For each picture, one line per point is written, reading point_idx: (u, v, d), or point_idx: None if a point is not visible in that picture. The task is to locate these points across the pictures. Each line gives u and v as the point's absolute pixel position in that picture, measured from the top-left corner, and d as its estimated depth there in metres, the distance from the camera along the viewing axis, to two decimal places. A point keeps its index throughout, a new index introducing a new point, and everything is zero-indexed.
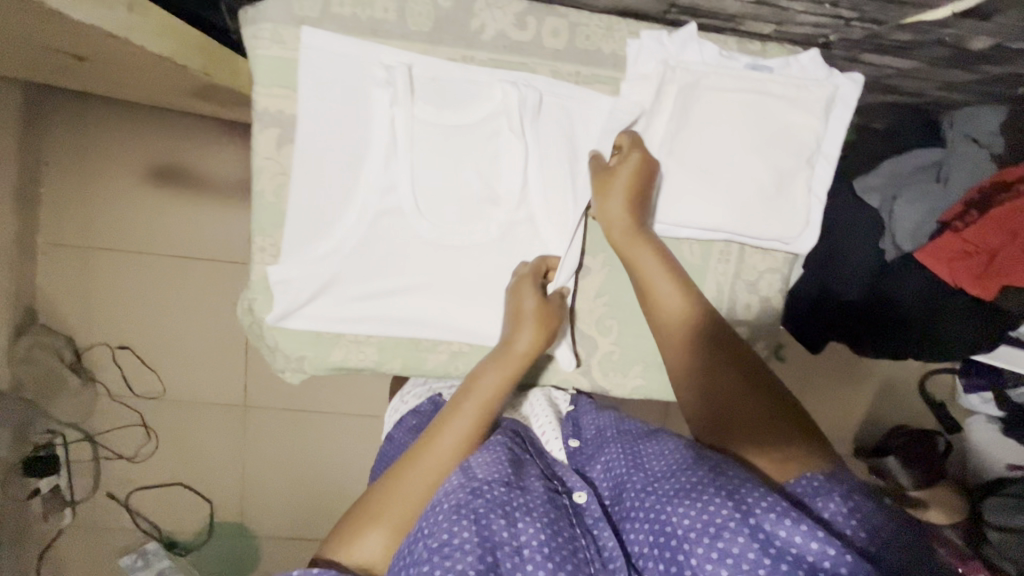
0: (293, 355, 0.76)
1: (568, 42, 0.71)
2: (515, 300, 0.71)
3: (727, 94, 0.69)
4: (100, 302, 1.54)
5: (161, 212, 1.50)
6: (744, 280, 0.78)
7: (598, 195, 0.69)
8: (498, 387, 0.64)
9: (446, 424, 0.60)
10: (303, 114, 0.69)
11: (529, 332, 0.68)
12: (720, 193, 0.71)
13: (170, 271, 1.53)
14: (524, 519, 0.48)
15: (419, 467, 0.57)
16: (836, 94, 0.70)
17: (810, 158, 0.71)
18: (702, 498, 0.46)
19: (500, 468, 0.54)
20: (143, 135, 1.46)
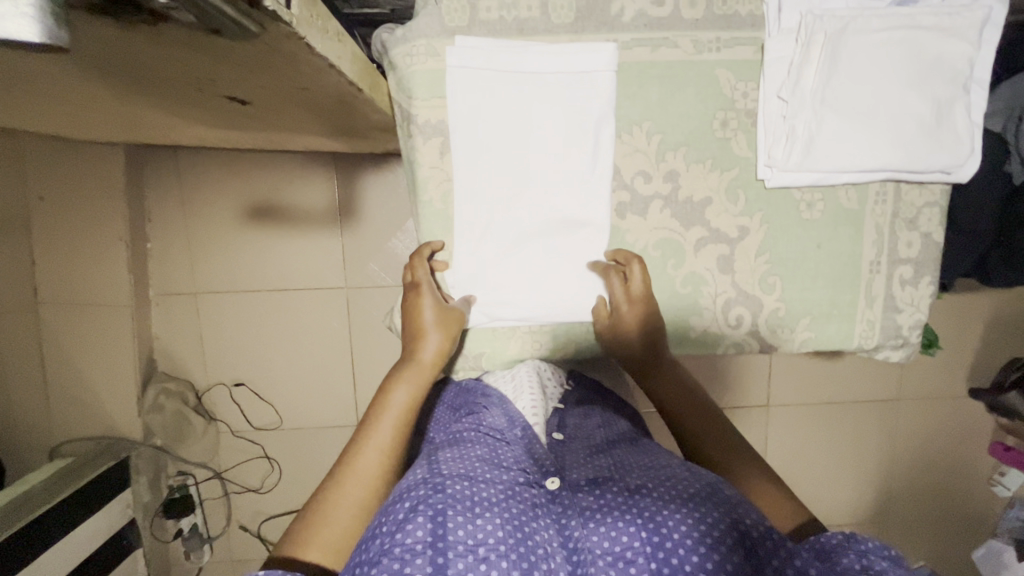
0: (472, 354, 0.81)
1: (706, 9, 0.72)
2: (415, 314, 0.73)
3: (876, 35, 0.70)
4: (212, 344, 1.60)
5: (259, 249, 1.56)
6: (903, 218, 0.79)
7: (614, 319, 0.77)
8: (411, 398, 0.67)
9: (367, 438, 0.62)
10: (465, 120, 0.73)
11: (436, 338, 0.72)
12: (876, 134, 0.72)
13: (274, 304, 1.59)
14: (484, 517, 0.53)
15: (351, 483, 0.59)
16: (987, 16, 0.69)
17: (965, 84, 0.71)
18: (700, 510, 0.55)
19: (472, 468, 0.60)
20: (233, 179, 1.53)
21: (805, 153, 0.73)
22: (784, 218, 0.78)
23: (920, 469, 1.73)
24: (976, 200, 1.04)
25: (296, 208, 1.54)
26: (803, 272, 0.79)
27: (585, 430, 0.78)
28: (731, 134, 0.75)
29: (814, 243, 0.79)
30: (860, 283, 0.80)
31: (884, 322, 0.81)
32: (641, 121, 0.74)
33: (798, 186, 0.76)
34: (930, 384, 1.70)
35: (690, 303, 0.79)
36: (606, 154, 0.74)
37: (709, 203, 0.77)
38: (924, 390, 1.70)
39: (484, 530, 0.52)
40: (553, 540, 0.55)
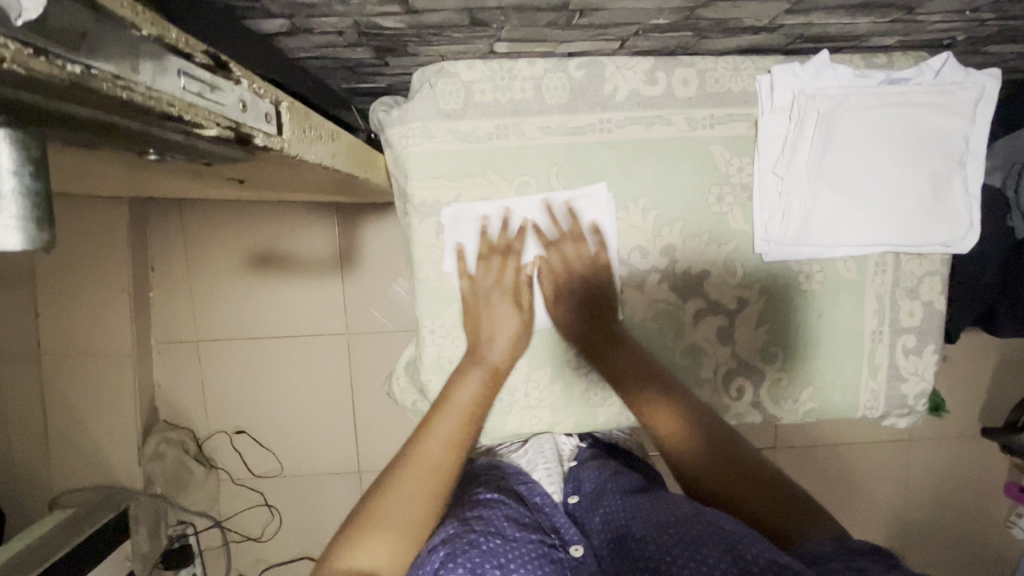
0: None
1: (698, 88, 0.73)
2: (474, 319, 0.75)
3: (869, 112, 0.70)
4: (214, 391, 1.60)
5: (261, 296, 1.57)
6: (904, 288, 0.78)
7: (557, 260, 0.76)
8: (476, 391, 0.71)
9: (432, 429, 0.67)
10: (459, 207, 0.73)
11: (507, 334, 0.74)
12: (875, 211, 0.72)
13: (277, 351, 1.59)
14: (517, 572, 0.53)
15: (421, 471, 0.62)
16: (979, 90, 0.70)
17: (962, 158, 0.71)
18: (704, 555, 0.53)
19: (499, 522, 0.60)
20: (237, 228, 1.55)
21: (802, 228, 0.73)
22: (784, 291, 0.77)
23: (936, 511, 1.69)
24: (981, 254, 1.03)
25: (299, 256, 1.56)
26: (803, 343, 0.78)
27: (596, 476, 0.74)
28: (727, 208, 0.75)
29: (817, 313, 0.78)
30: (863, 352, 0.79)
31: (889, 391, 0.80)
32: (637, 196, 0.75)
33: (797, 259, 0.76)
34: (940, 423, 1.66)
35: (690, 376, 0.78)
36: (605, 211, 0.74)
37: (706, 276, 0.76)
38: (935, 430, 1.67)
39: None
40: None
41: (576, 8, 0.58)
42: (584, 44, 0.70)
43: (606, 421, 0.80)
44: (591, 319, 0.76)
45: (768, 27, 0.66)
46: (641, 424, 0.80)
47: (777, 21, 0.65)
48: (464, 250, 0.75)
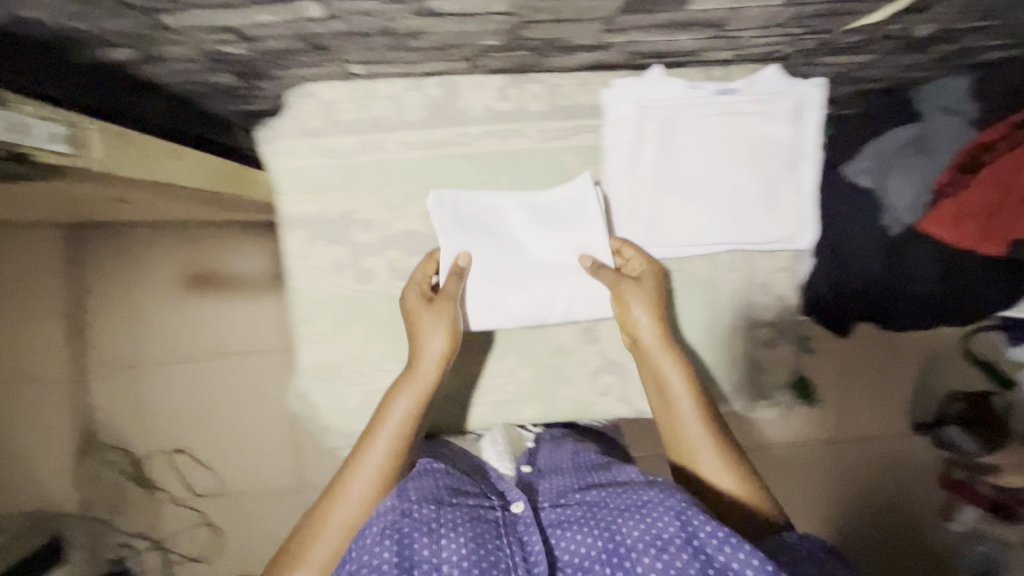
0: (347, 433, 0.82)
1: (549, 103, 0.78)
2: (421, 334, 0.70)
3: (700, 122, 0.76)
4: (112, 412, 1.38)
5: (189, 316, 1.40)
6: (756, 284, 0.83)
7: (631, 301, 0.72)
8: (410, 405, 0.65)
9: (361, 453, 0.62)
10: (433, 197, 0.75)
11: (439, 338, 0.69)
12: (714, 210, 0.78)
13: (200, 372, 1.40)
14: (449, 536, 0.50)
15: (342, 504, 0.60)
16: (802, 102, 0.76)
17: (791, 161, 0.78)
18: (651, 515, 0.50)
19: (432, 486, 0.56)
20: (171, 249, 1.41)
21: (648, 229, 0.78)
22: None
23: None
24: None
25: (236, 276, 1.42)
26: (664, 340, 0.82)
27: (555, 454, 0.68)
28: None
29: (678, 310, 0.82)
30: (723, 348, 0.83)
31: (749, 383, 0.84)
32: (496, 206, 0.79)
33: None
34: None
35: (559, 373, 0.82)
36: (597, 205, 0.76)
37: None
38: None
39: (447, 547, 0.49)
40: (539, 557, 0.51)
41: (403, 31, 0.63)
42: (434, 67, 0.74)
43: (480, 422, 0.82)
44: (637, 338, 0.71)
45: (598, 45, 0.71)
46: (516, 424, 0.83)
47: (604, 40, 0.70)
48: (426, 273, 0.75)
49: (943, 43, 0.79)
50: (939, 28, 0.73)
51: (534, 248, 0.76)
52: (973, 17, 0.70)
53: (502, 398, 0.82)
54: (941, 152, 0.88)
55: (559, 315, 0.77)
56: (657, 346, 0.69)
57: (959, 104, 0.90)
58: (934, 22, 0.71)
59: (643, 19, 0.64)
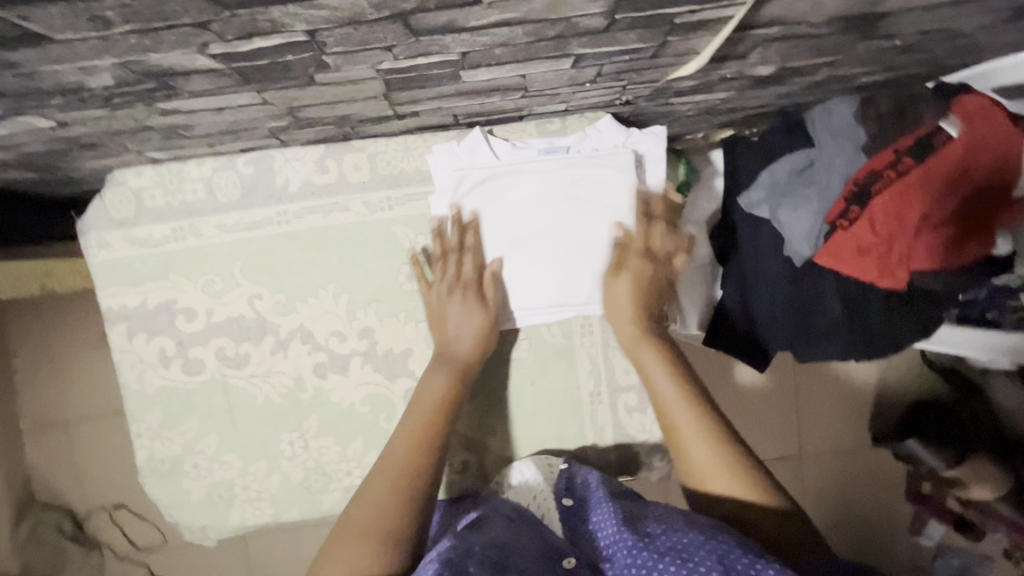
0: (195, 526, 0.78)
1: (371, 172, 0.73)
2: (444, 314, 0.70)
3: (529, 179, 0.69)
4: (43, 472, 1.29)
5: (68, 380, 1.28)
6: (615, 347, 0.77)
7: (609, 278, 0.69)
8: (445, 386, 0.66)
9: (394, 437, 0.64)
10: (440, 195, 0.71)
11: (472, 324, 0.69)
12: (552, 275, 0.71)
13: (96, 434, 1.30)
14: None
15: (370, 492, 0.59)
16: (639, 153, 0.71)
17: (634, 215, 0.70)
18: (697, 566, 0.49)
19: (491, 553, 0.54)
20: (35, 318, 1.27)
21: None
22: (491, 360, 0.76)
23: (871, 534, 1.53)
24: (767, 283, 1.01)
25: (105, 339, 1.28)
26: (521, 413, 0.77)
27: (587, 483, 0.68)
28: (420, 286, 0.75)
29: (531, 381, 0.77)
30: (583, 416, 0.78)
31: (618, 450, 0.79)
32: (326, 284, 0.74)
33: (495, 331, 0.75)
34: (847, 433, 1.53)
35: None
36: (609, 157, 0.69)
37: (410, 354, 0.76)
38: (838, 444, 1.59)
39: None
40: None
41: (167, 125, 0.58)
42: (241, 145, 0.70)
43: (332, 507, 0.78)
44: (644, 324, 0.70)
45: (403, 114, 0.66)
46: None
47: (405, 110, 0.64)
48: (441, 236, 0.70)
49: (798, 76, 0.72)
50: (780, 66, 0.66)
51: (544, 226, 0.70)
52: (809, 61, 0.63)
53: (352, 483, 0.78)
54: (837, 181, 0.90)
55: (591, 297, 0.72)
56: (647, 349, 0.68)
57: (848, 131, 0.89)
58: (770, 63, 0.64)
59: (427, 91, 0.58)
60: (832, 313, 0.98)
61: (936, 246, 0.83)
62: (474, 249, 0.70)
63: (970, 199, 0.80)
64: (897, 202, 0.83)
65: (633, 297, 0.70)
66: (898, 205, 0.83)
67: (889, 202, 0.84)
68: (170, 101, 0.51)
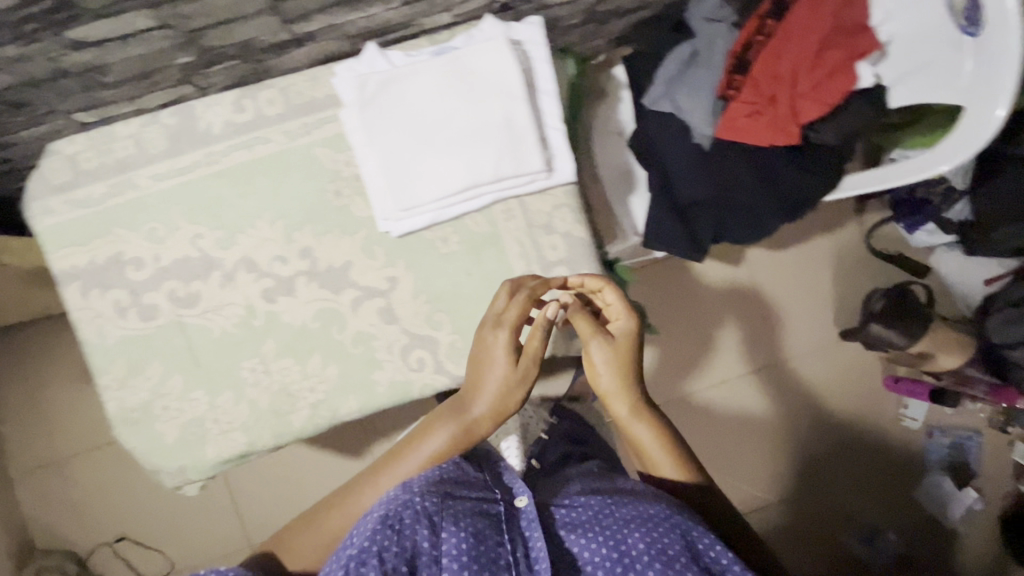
0: (174, 469, 0.81)
1: (286, 104, 0.80)
2: (482, 353, 0.69)
3: (421, 77, 0.75)
4: (44, 517, 1.31)
5: (58, 418, 1.31)
6: (538, 227, 0.83)
7: (587, 352, 0.70)
8: (447, 446, 0.69)
9: (389, 467, 0.70)
10: (346, 107, 0.77)
11: (490, 394, 0.69)
12: (457, 159, 0.75)
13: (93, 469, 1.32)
14: (448, 530, 0.56)
15: (345, 514, 0.69)
16: (520, 41, 0.79)
17: (521, 91, 0.75)
18: (668, 532, 0.56)
19: (455, 506, 0.60)
20: (16, 360, 1.31)
21: (403, 196, 0.77)
22: (425, 258, 0.82)
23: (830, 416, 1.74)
24: (685, 170, 1.07)
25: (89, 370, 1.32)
26: (464, 303, 0.82)
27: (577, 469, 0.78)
28: (348, 200, 0.81)
29: (468, 270, 0.82)
30: None
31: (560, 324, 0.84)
32: (260, 213, 0.80)
33: (423, 227, 0.80)
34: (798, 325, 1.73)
35: (367, 361, 0.82)
36: (488, 44, 0.75)
37: (350, 266, 0.81)
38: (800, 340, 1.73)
39: (447, 542, 0.55)
40: (541, 547, 0.57)
41: (81, 67, 0.65)
42: (160, 95, 0.77)
43: (302, 427, 0.82)
44: (631, 386, 0.70)
45: (299, 36, 0.73)
46: (338, 419, 0.82)
47: (300, 31, 0.72)
48: (368, 183, 0.79)
49: None
50: None
51: (442, 116, 0.75)
52: None
53: (317, 399, 0.82)
54: (718, 59, 0.99)
55: (496, 172, 0.75)
56: (631, 414, 0.70)
57: (719, 14, 0.99)
58: None
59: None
60: (746, 185, 1.05)
61: (813, 93, 0.91)
62: (518, 301, 0.69)
63: (829, 40, 0.88)
64: (769, 63, 0.94)
65: (605, 369, 0.69)
66: (771, 65, 0.94)
67: (762, 64, 0.94)
68: (72, 27, 0.58)
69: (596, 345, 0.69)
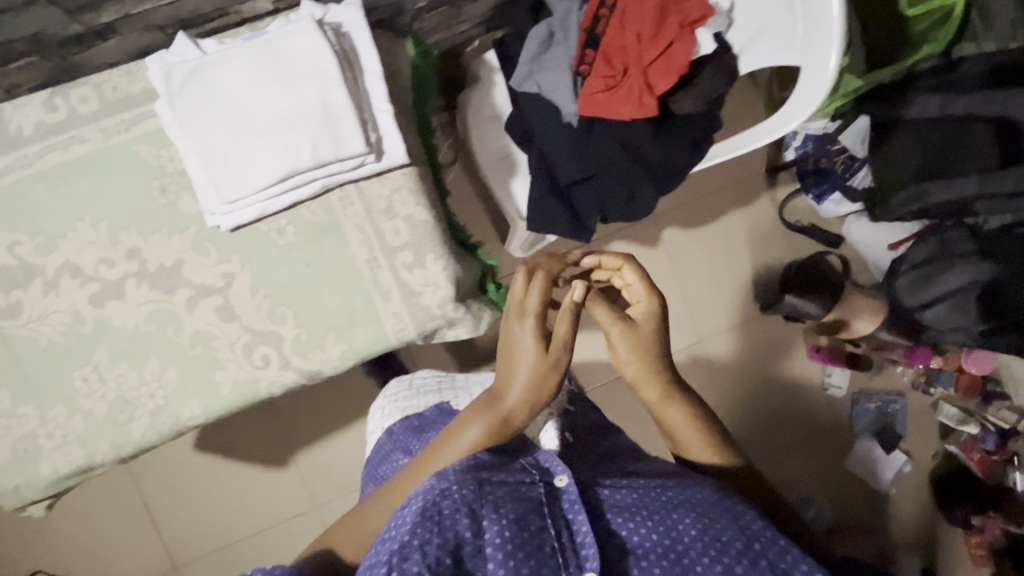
0: (8, 489, 0.78)
1: (101, 101, 0.77)
2: (508, 346, 0.66)
3: (232, 64, 0.73)
4: None
5: None
6: (378, 211, 0.81)
7: (612, 342, 0.72)
8: (479, 440, 0.67)
9: (426, 464, 0.70)
10: (158, 100, 0.74)
11: (520, 387, 0.66)
12: (274, 146, 0.73)
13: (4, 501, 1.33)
14: (489, 518, 0.51)
15: (388, 506, 0.71)
16: (337, 23, 0.77)
17: (336, 72, 0.73)
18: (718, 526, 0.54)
19: (496, 491, 0.55)
20: None
21: (225, 188, 0.75)
22: (260, 252, 0.79)
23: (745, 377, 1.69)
24: (555, 148, 1.05)
25: None
26: (305, 294, 0.80)
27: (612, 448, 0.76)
28: (174, 197, 0.78)
29: (306, 261, 0.80)
30: (365, 283, 0.81)
31: (409, 309, 0.82)
32: (80, 215, 0.77)
33: (253, 219, 0.78)
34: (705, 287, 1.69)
35: (207, 362, 0.79)
36: (298, 26, 0.73)
37: (181, 264, 0.78)
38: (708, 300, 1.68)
39: (489, 530, 0.50)
40: (589, 536, 0.53)
41: None
42: None
43: (143, 435, 0.79)
44: (661, 369, 0.73)
45: (97, 28, 0.71)
46: (181, 425, 0.79)
47: (94, 22, 0.70)
48: (194, 179, 0.76)
49: None
50: None
51: (256, 103, 0.73)
52: None
53: (157, 405, 0.78)
54: (573, 36, 1.00)
55: (314, 156, 0.73)
56: (662, 398, 0.74)
57: None
58: None
59: None
60: (616, 160, 1.02)
61: (664, 62, 0.91)
62: (539, 288, 0.66)
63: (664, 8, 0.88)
64: (616, 36, 0.94)
65: (630, 357, 0.72)
66: (618, 38, 0.94)
67: (610, 37, 0.94)
68: None
69: (621, 335, 0.71)
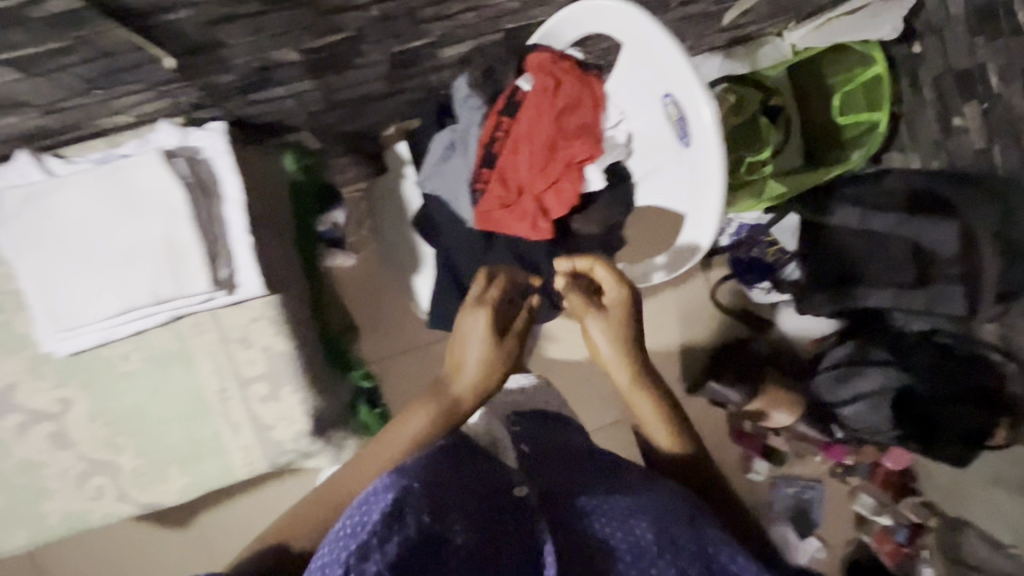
0: None
1: None
2: (471, 328, 0.73)
3: (71, 189, 0.70)
4: None
5: None
6: (233, 340, 0.77)
7: (586, 327, 0.74)
8: (424, 424, 0.66)
9: (368, 453, 0.65)
10: None
11: (474, 368, 0.71)
12: (113, 281, 0.70)
13: None
14: (457, 522, 0.40)
15: (322, 495, 0.61)
16: (197, 149, 0.74)
17: (184, 207, 0.70)
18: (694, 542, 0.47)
19: (455, 490, 0.44)
20: None
21: (58, 318, 0.71)
22: (100, 379, 0.75)
23: None
24: (456, 255, 1.02)
25: None
26: (147, 425, 0.76)
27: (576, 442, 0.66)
28: (11, 316, 0.74)
29: (149, 391, 0.76)
30: (213, 415, 0.77)
31: (260, 444, 0.78)
32: None
33: (93, 347, 0.74)
34: None
35: (37, 490, 0.75)
36: (147, 156, 0.70)
37: (14, 388, 0.74)
38: None
39: (456, 533, 0.39)
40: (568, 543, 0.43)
41: None
42: None
43: None
44: (628, 358, 0.72)
45: None
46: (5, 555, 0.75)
47: None
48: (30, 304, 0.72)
49: (354, 60, 0.80)
50: (302, 51, 0.72)
51: (96, 232, 0.70)
52: (311, 39, 0.70)
53: None
54: (474, 148, 0.95)
55: (155, 295, 0.70)
56: (630, 386, 0.72)
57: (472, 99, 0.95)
58: (281, 46, 0.70)
59: None
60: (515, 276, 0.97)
61: (554, 193, 0.90)
62: (510, 279, 0.77)
63: (556, 143, 0.86)
64: (509, 158, 0.90)
65: (605, 341, 0.73)
66: (512, 161, 0.90)
67: (506, 158, 0.91)
68: None
69: (594, 319, 0.74)
